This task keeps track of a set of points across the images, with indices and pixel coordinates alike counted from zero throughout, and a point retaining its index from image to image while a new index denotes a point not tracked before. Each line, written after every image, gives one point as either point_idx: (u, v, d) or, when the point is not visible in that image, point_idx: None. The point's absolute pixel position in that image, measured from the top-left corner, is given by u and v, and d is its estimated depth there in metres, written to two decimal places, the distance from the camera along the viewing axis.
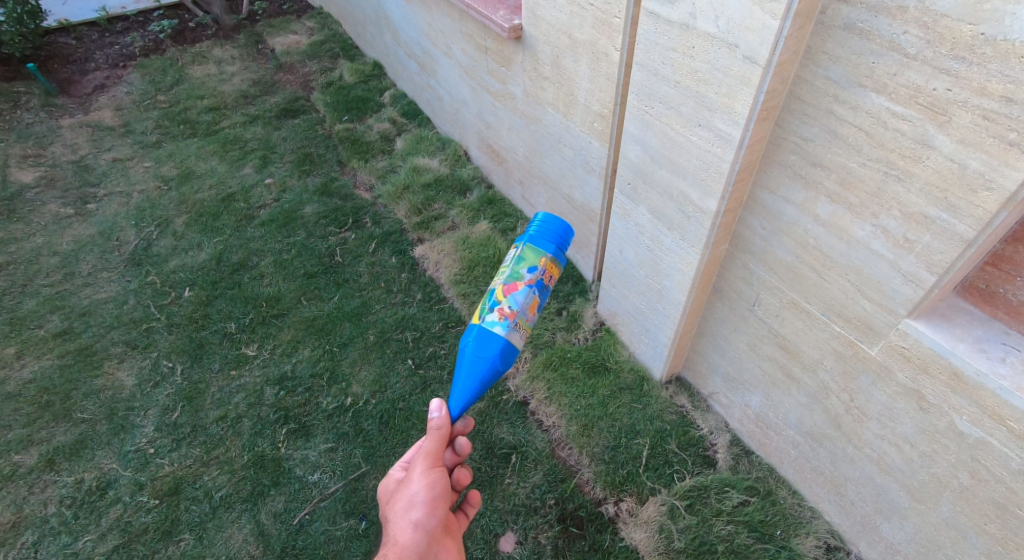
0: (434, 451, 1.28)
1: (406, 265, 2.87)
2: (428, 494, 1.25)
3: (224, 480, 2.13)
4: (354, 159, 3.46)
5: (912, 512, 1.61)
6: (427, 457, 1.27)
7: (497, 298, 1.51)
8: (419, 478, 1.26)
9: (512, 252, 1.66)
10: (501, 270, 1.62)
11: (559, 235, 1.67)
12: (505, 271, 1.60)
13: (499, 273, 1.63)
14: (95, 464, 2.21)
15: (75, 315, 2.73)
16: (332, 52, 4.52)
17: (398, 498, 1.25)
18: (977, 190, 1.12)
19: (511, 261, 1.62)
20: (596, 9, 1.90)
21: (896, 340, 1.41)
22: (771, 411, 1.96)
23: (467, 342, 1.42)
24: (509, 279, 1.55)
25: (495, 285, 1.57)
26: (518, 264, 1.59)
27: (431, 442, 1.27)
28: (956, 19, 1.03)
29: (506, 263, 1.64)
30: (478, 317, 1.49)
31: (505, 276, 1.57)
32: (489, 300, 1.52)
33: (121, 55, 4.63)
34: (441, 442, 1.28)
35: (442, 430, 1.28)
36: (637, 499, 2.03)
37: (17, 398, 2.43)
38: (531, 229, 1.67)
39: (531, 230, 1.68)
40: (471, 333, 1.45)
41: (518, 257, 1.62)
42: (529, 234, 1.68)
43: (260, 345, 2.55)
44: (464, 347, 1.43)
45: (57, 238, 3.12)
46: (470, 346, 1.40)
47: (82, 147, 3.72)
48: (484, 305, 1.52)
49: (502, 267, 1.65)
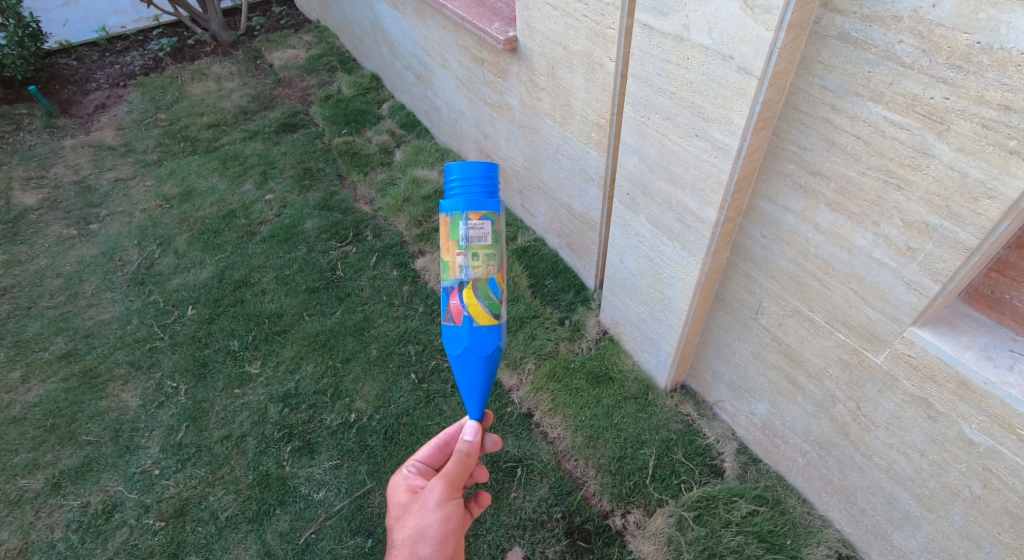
0: (456, 477, 1.28)
1: (408, 278, 2.86)
2: (441, 529, 1.24)
3: (229, 501, 2.12)
4: (354, 173, 3.47)
5: (923, 521, 1.58)
6: (447, 485, 1.26)
7: (500, 287, 1.41)
8: (434, 509, 1.25)
9: (483, 223, 1.37)
10: (482, 249, 1.38)
11: (491, 179, 1.43)
12: (489, 251, 1.39)
13: (474, 253, 1.37)
14: (100, 487, 2.21)
15: (79, 337, 2.74)
16: (330, 65, 4.54)
17: (410, 526, 1.25)
18: (979, 199, 1.10)
19: (492, 237, 1.39)
20: (591, 21, 1.89)
21: (902, 349, 1.39)
22: (777, 419, 1.94)
23: (494, 345, 1.38)
24: (501, 264, 1.41)
25: (487, 271, 1.38)
26: (500, 244, 1.42)
27: (454, 467, 1.28)
28: (951, 29, 1.02)
29: (477, 239, 1.37)
30: (491, 313, 1.38)
31: (494, 258, 1.40)
32: (493, 291, 1.38)
33: (121, 74, 4.67)
34: (465, 468, 1.29)
35: (468, 455, 1.29)
36: (644, 511, 2.01)
37: (22, 422, 2.44)
38: (493, 193, 1.42)
39: (490, 192, 1.41)
40: (497, 334, 1.39)
41: (494, 233, 1.40)
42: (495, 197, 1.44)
43: (262, 362, 2.55)
44: (489, 351, 1.38)
45: (60, 260, 3.14)
46: (499, 348, 1.40)
47: (84, 168, 3.75)
48: (490, 297, 1.37)
49: (473, 243, 1.37)
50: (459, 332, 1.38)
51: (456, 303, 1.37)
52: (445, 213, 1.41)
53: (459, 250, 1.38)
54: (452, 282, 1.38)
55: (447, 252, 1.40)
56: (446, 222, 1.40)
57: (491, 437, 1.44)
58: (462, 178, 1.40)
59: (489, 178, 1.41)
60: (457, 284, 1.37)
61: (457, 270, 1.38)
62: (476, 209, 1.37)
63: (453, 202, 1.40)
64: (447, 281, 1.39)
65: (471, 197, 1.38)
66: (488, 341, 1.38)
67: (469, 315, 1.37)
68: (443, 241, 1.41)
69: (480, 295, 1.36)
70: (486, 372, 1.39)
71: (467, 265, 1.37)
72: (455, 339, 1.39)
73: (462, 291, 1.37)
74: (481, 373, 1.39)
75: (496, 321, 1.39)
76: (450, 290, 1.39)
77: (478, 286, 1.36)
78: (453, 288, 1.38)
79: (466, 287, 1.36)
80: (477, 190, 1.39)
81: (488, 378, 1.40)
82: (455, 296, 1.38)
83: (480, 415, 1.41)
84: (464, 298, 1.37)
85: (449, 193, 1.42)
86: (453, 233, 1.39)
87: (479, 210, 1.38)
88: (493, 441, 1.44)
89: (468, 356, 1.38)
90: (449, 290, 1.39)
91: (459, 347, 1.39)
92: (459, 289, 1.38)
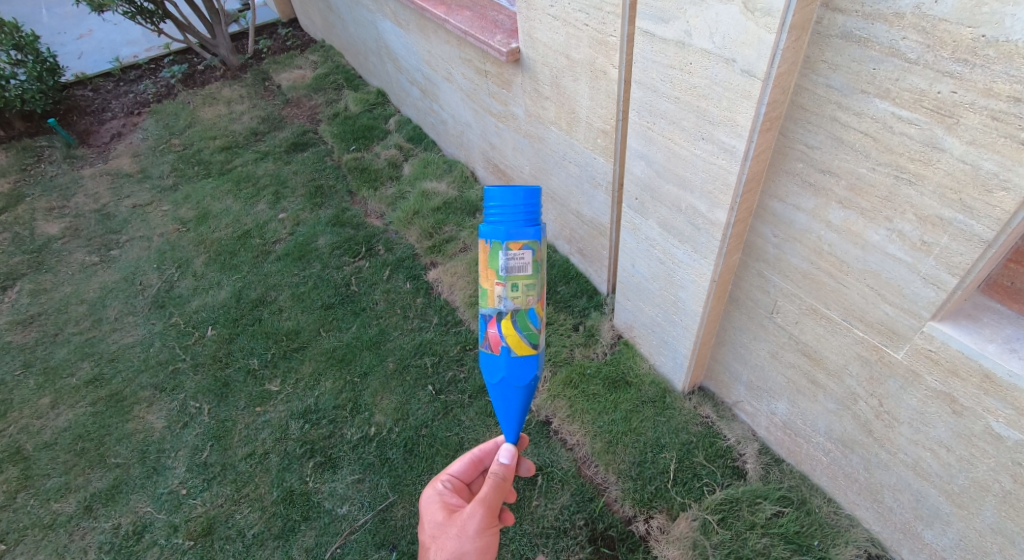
0: (492, 502, 1.35)
1: (421, 290, 2.89)
2: (479, 555, 1.32)
3: (256, 518, 2.15)
4: (364, 188, 3.51)
5: (954, 518, 1.55)
6: (486, 512, 1.33)
7: (539, 317, 1.43)
8: (473, 536, 1.32)
9: (523, 253, 1.39)
10: (522, 279, 1.40)
11: (529, 205, 1.43)
12: (529, 281, 1.41)
13: (514, 283, 1.39)
14: (130, 508, 2.25)
15: (104, 361, 2.81)
16: (336, 83, 4.61)
17: (449, 551, 1.32)
18: (993, 191, 1.09)
19: (532, 267, 1.40)
20: (592, 30, 1.90)
21: (922, 344, 1.37)
22: (798, 418, 1.92)
23: (531, 374, 1.41)
24: (541, 293, 1.44)
25: (527, 302, 1.41)
26: (540, 272, 1.43)
27: (490, 490, 1.34)
28: (955, 23, 1.02)
29: (517, 269, 1.39)
30: (530, 343, 1.41)
31: (534, 288, 1.42)
32: (533, 321, 1.41)
33: (135, 103, 4.78)
34: (500, 492, 1.35)
35: (503, 478, 1.36)
36: (667, 516, 2.00)
37: (53, 447, 2.50)
38: (534, 219, 1.43)
39: (531, 220, 1.43)
40: (535, 363, 1.42)
41: (535, 262, 1.41)
42: (535, 223, 1.44)
43: (282, 380, 2.58)
44: (526, 380, 1.41)
45: (84, 286, 3.22)
46: (537, 377, 1.43)
47: (103, 196, 3.84)
48: (529, 328, 1.40)
49: (513, 274, 1.39)
50: (497, 361, 1.41)
51: (495, 332, 1.41)
52: (484, 239, 1.42)
53: (499, 280, 1.40)
54: (490, 310, 1.41)
55: (486, 279, 1.42)
56: (485, 249, 1.42)
57: (527, 463, 1.55)
58: (501, 204, 1.42)
59: (531, 206, 1.43)
60: (496, 313, 1.40)
61: (496, 300, 1.41)
62: (516, 239, 1.39)
63: (493, 230, 1.41)
64: (485, 309, 1.43)
65: (513, 225, 1.40)
66: (525, 370, 1.41)
67: (508, 346, 1.40)
68: (482, 267, 1.43)
69: (519, 326, 1.39)
70: (524, 400, 1.42)
71: (507, 296, 1.40)
72: (493, 368, 1.43)
73: (501, 320, 1.40)
74: (518, 400, 1.43)
75: (534, 350, 1.42)
76: (489, 318, 1.43)
77: (517, 316, 1.40)
78: (492, 316, 1.42)
79: (505, 317, 1.39)
80: (517, 219, 1.41)
81: (526, 405, 1.43)
82: (494, 325, 1.41)
83: (515, 438, 1.45)
84: (503, 328, 1.40)
85: (487, 219, 1.44)
86: (492, 261, 1.40)
87: (519, 240, 1.39)
88: (528, 467, 1.55)
89: (506, 385, 1.42)
90: (488, 318, 1.42)
91: (497, 376, 1.43)
92: (498, 319, 1.41)
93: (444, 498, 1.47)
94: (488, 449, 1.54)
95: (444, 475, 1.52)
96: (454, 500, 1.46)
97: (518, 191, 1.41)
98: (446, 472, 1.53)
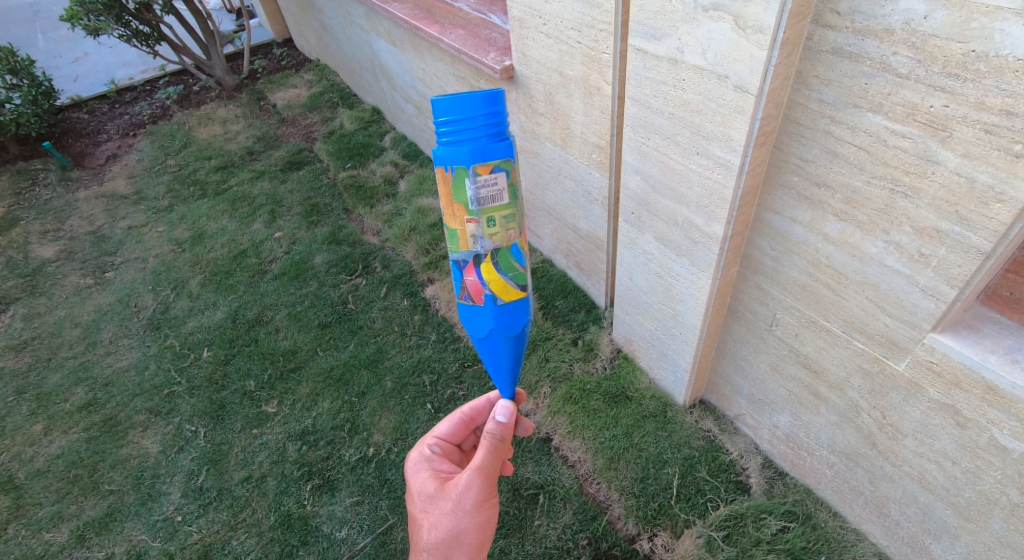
0: (489, 467, 1.29)
1: (418, 307, 2.88)
2: (477, 531, 1.29)
3: (253, 544, 2.11)
4: (360, 206, 3.52)
5: (962, 531, 1.53)
6: (482, 482, 1.28)
7: (522, 252, 1.36)
8: (470, 510, 1.28)
9: (495, 178, 1.24)
10: (498, 212, 1.29)
11: (492, 113, 1.23)
12: (505, 212, 1.30)
13: (489, 218, 1.29)
14: (124, 537, 2.21)
15: (99, 386, 2.77)
16: (331, 102, 4.63)
17: (444, 528, 1.28)
18: (989, 203, 1.09)
19: (507, 195, 1.28)
20: (584, 47, 1.92)
21: (923, 356, 1.36)
22: (801, 431, 1.90)
23: (523, 322, 1.39)
24: (520, 224, 1.35)
25: (507, 238, 1.32)
26: (516, 197, 1.31)
27: (486, 456, 1.28)
28: (944, 39, 1.02)
29: (490, 200, 1.26)
30: (516, 285, 1.36)
31: (512, 219, 1.32)
32: (517, 260, 1.35)
33: (130, 124, 4.80)
34: (495, 456, 1.29)
35: (500, 439, 1.28)
36: (671, 533, 1.96)
37: (45, 475, 2.46)
38: (500, 132, 1.25)
39: (497, 133, 1.24)
40: (524, 309, 1.39)
41: (509, 187, 1.28)
42: (502, 135, 1.25)
43: (279, 401, 2.56)
44: (517, 329, 1.38)
45: (78, 310, 3.20)
46: (528, 324, 1.40)
47: (98, 218, 3.83)
48: (513, 268, 1.34)
49: (487, 207, 1.27)
50: (483, 313, 1.37)
51: (474, 280, 1.33)
52: (445, 166, 1.24)
53: (470, 217, 1.28)
54: (465, 255, 1.33)
55: (455, 218, 1.30)
56: (448, 179, 1.25)
57: (525, 422, 1.53)
58: (454, 117, 1.21)
59: (496, 116, 1.23)
60: (472, 258, 1.32)
61: (472, 241, 1.31)
62: (486, 162, 1.22)
63: (455, 154, 1.22)
64: (459, 255, 1.34)
65: (476, 143, 1.22)
66: (516, 319, 1.38)
67: (492, 294, 1.34)
68: (447, 204, 1.29)
69: (502, 268, 1.33)
70: (514, 352, 1.39)
71: (482, 234, 1.30)
72: (480, 322, 1.39)
73: (479, 265, 1.33)
74: (507, 352, 1.39)
75: (522, 293, 1.38)
76: (463, 264, 1.35)
77: (498, 257, 1.32)
78: (468, 262, 1.33)
79: (485, 260, 1.31)
80: (481, 135, 1.22)
81: (516, 358, 1.40)
82: (471, 272, 1.33)
83: (511, 393, 1.44)
84: (484, 273, 1.32)
85: (444, 137, 1.23)
86: (458, 195, 1.26)
87: (489, 162, 1.23)
88: (526, 426, 1.52)
89: (495, 336, 1.38)
90: (463, 265, 1.34)
91: (484, 329, 1.39)
92: (476, 264, 1.33)
93: (434, 464, 1.44)
94: (480, 406, 1.52)
95: (431, 438, 1.49)
96: (445, 467, 1.43)
97: (474, 98, 1.19)
98: (433, 434, 1.50)
